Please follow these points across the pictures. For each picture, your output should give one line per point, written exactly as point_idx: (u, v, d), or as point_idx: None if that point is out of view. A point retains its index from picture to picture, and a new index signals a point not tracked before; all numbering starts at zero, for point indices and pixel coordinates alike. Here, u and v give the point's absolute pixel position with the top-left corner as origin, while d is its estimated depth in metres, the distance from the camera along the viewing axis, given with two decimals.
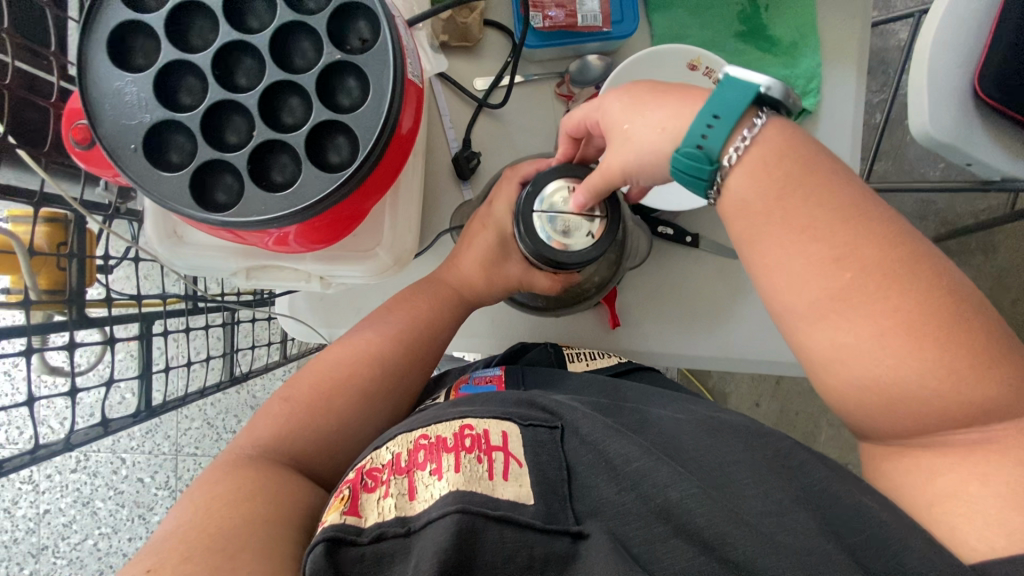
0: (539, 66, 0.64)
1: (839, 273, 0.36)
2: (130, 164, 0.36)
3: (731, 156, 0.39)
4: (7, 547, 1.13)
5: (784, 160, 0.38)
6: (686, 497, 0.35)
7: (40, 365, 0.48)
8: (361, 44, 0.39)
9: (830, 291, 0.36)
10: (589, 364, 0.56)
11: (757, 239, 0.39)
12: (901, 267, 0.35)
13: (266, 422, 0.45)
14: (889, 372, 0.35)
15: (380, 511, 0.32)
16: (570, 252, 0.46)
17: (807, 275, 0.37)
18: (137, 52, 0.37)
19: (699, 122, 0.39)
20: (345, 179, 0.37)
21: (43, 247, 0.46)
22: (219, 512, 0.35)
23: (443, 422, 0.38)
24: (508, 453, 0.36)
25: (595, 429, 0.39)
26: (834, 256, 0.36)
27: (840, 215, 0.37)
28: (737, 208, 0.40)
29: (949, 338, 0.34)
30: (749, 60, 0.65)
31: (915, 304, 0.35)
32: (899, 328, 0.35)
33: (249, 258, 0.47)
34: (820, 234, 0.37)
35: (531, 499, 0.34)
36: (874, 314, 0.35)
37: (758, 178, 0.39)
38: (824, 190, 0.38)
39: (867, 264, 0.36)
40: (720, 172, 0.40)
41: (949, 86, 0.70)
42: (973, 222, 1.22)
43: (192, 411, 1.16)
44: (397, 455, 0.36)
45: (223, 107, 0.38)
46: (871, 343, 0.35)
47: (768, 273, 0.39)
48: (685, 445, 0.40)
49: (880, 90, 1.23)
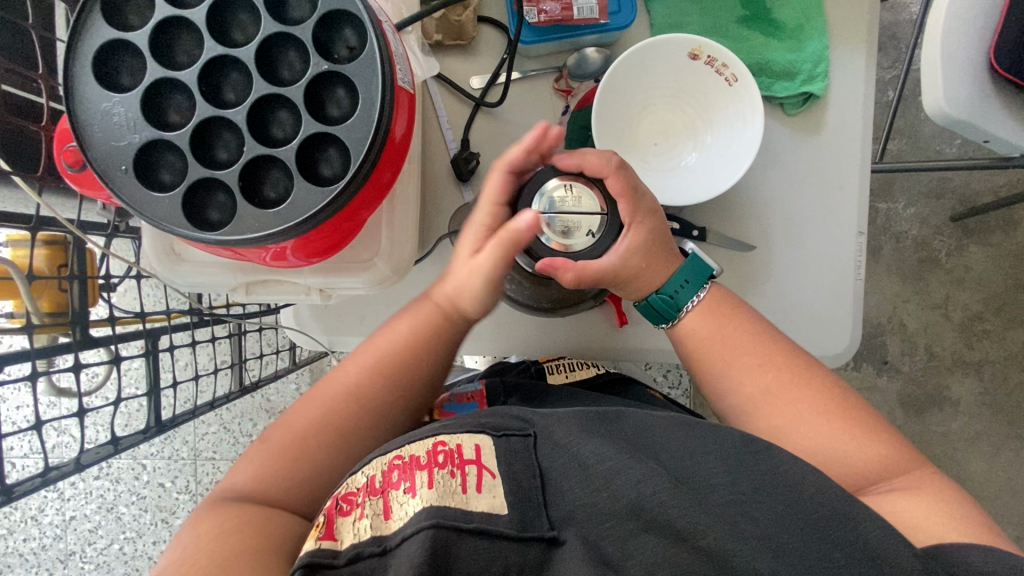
0: (537, 61, 0.62)
1: (766, 373, 0.47)
2: (122, 186, 0.36)
3: (691, 305, 0.50)
4: (36, 554, 1.15)
5: (721, 306, 0.50)
6: (659, 491, 0.36)
7: (47, 387, 0.50)
8: (348, 53, 0.38)
9: (762, 389, 0.47)
10: (570, 375, 0.61)
11: (705, 358, 0.50)
12: (802, 364, 0.48)
13: (259, 453, 0.44)
14: (817, 449, 0.44)
15: (355, 532, 0.32)
16: (572, 252, 0.46)
17: (743, 378, 0.48)
18: (122, 72, 0.37)
19: (675, 280, 0.49)
20: (336, 194, 0.36)
21: (43, 270, 0.47)
22: (213, 551, 0.36)
23: (417, 441, 0.38)
24: (481, 465, 0.35)
25: (569, 433, 0.39)
26: (758, 359, 0.48)
27: (759, 335, 0.49)
28: (689, 337, 0.51)
29: (853, 417, 0.45)
30: (753, 46, 0.63)
31: (823, 393, 0.46)
32: (823, 411, 0.45)
33: (247, 274, 0.47)
34: (748, 348, 0.49)
35: (506, 509, 0.34)
36: (800, 404, 0.46)
37: (704, 317, 0.50)
38: (746, 318, 0.50)
39: (784, 366, 0.47)
40: (680, 316, 0.51)
41: (964, 62, 0.67)
42: (992, 199, 1.18)
43: (209, 417, 1.17)
44: (371, 478, 0.36)
45: (212, 124, 0.38)
46: (810, 425, 0.45)
47: (715, 383, 0.49)
48: (655, 436, 0.41)
49: (892, 65, 1.19)
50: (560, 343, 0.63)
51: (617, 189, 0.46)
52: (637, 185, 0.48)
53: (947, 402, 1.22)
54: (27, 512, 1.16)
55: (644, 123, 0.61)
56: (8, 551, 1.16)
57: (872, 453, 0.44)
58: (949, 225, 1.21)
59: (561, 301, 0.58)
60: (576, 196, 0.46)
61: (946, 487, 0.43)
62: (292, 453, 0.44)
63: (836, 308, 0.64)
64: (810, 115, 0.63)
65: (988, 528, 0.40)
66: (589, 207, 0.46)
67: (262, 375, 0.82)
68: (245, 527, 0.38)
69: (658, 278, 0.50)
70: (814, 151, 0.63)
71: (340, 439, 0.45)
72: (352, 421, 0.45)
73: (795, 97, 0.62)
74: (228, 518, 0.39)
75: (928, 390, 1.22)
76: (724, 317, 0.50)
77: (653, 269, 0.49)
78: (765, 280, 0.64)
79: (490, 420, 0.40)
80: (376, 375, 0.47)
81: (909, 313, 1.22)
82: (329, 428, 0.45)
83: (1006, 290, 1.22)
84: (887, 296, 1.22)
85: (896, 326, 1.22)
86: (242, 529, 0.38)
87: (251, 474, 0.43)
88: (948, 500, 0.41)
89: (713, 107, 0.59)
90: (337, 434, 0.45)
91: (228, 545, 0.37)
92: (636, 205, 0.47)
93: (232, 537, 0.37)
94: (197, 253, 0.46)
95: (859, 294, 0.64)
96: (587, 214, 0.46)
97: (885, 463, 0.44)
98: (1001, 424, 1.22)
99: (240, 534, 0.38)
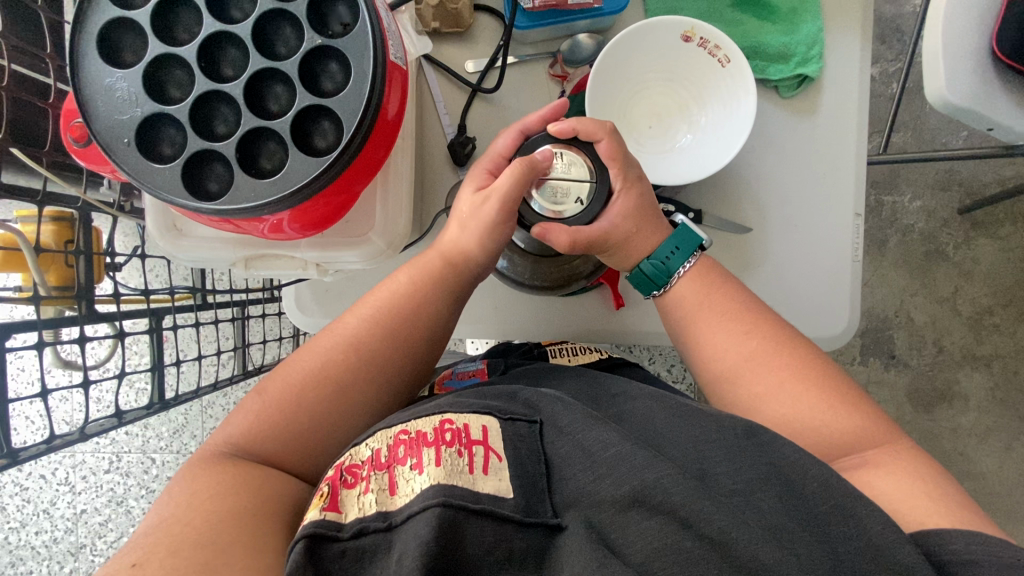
0: (532, 47, 0.63)
1: (750, 341, 0.48)
2: (124, 158, 0.37)
3: (681, 271, 0.51)
4: (47, 547, 1.17)
5: (710, 276, 0.51)
6: (663, 478, 0.34)
7: (54, 359, 0.52)
8: (342, 29, 0.39)
9: (744, 355, 0.47)
10: (572, 358, 0.59)
11: (692, 323, 0.51)
12: (788, 336, 0.48)
13: (246, 412, 0.45)
14: (792, 416, 0.44)
15: (360, 507, 0.32)
16: (563, 219, 0.49)
17: (727, 345, 0.48)
18: (126, 49, 0.38)
19: (665, 248, 0.51)
20: (330, 164, 0.38)
21: (51, 245, 0.49)
22: (199, 508, 0.37)
23: (422, 418, 0.38)
24: (488, 447, 0.36)
25: (574, 420, 0.38)
26: (744, 328, 0.48)
27: (745, 306, 0.50)
28: (676, 302, 0.52)
29: (833, 388, 0.45)
30: (747, 30, 0.63)
31: (803, 362, 0.46)
32: (803, 381, 0.45)
33: (247, 248, 0.48)
34: (733, 316, 0.49)
35: (511, 493, 0.34)
36: (782, 372, 0.46)
37: (695, 281, 0.51)
38: (733, 290, 0.51)
39: (767, 335, 0.48)
40: (671, 280, 0.52)
41: (964, 46, 0.67)
42: (999, 190, 1.17)
43: (216, 411, 1.18)
44: (376, 452, 0.36)
45: (210, 98, 0.39)
46: (788, 391, 0.45)
47: (699, 348, 0.50)
48: (657, 427, 0.40)
49: (895, 58, 1.18)
50: (558, 323, 0.63)
51: (607, 154, 0.49)
52: (626, 150, 0.50)
53: (956, 397, 1.20)
54: (39, 505, 1.18)
55: (638, 105, 0.61)
56: (22, 544, 1.18)
57: (851, 425, 0.43)
58: (956, 218, 1.20)
59: (558, 280, 0.59)
60: (565, 164, 0.49)
61: (933, 462, 0.42)
62: (278, 411, 0.44)
63: (833, 290, 0.64)
64: (805, 98, 0.64)
65: (975, 502, 0.40)
66: (578, 175, 0.49)
67: (267, 362, 0.83)
68: (233, 485, 0.39)
69: (649, 244, 0.51)
70: (810, 134, 0.64)
71: (326, 397, 0.45)
72: (345, 378, 0.46)
73: (790, 80, 0.63)
74: (214, 476, 0.39)
75: (936, 385, 1.21)
76: (711, 287, 0.51)
77: (643, 235, 0.51)
78: (760, 263, 0.64)
79: (496, 404, 0.40)
80: (360, 336, 0.48)
81: (916, 307, 1.21)
82: (312, 386, 0.45)
83: (1016, 283, 1.20)
84: (893, 290, 1.21)
85: (903, 321, 1.21)
86: (230, 487, 0.38)
87: (237, 432, 0.44)
88: (933, 474, 0.41)
89: (708, 89, 0.59)
90: (322, 392, 0.45)
91: (214, 502, 0.37)
92: (625, 169, 0.50)
93: (220, 494, 0.38)
94: (197, 229, 0.48)
95: (858, 277, 0.64)
96: (575, 181, 0.49)
97: (864, 434, 0.43)
98: (1012, 421, 1.20)
99: (229, 492, 0.38)
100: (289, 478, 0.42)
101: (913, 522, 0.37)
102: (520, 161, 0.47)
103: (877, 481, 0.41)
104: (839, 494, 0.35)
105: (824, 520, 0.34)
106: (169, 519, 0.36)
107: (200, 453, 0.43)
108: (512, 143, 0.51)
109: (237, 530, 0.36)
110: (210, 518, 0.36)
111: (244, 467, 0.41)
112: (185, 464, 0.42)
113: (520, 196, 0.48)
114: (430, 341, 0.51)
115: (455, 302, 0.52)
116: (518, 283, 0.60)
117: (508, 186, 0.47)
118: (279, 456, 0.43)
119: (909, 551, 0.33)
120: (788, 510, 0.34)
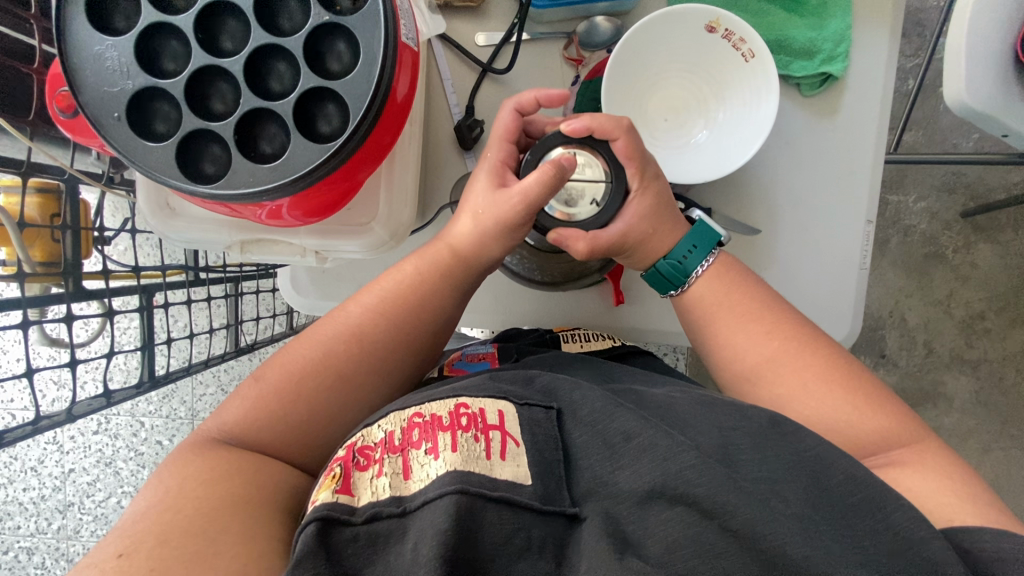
0: (548, 26, 0.60)
1: (770, 342, 0.47)
2: (115, 134, 0.35)
3: (699, 270, 0.50)
4: (35, 504, 1.17)
5: (727, 276, 0.50)
6: (686, 468, 0.34)
7: (41, 337, 0.53)
8: (351, 5, 0.37)
9: (766, 358, 0.47)
10: (585, 345, 0.55)
11: (713, 324, 0.50)
12: (810, 335, 0.47)
13: (240, 399, 0.44)
14: (816, 419, 0.44)
15: (373, 490, 0.31)
16: (576, 222, 0.48)
17: (748, 346, 0.48)
18: (117, 15, 0.35)
19: (682, 246, 0.50)
20: (333, 153, 0.36)
21: (36, 218, 0.47)
22: (189, 495, 0.36)
23: (437, 400, 0.37)
24: (505, 432, 0.35)
25: (594, 409, 0.37)
26: (764, 328, 0.48)
27: (767, 305, 0.49)
28: (694, 302, 0.51)
29: (857, 388, 0.44)
30: (773, 22, 0.61)
31: (827, 364, 0.45)
32: (826, 381, 0.44)
33: (242, 232, 0.47)
34: (754, 315, 0.48)
35: (529, 480, 0.33)
36: (803, 372, 0.45)
37: (713, 282, 0.50)
38: (753, 290, 0.50)
39: (789, 336, 0.47)
40: (688, 282, 0.51)
41: (991, 49, 0.64)
42: (1005, 195, 1.16)
43: (206, 377, 1.18)
44: (390, 434, 0.35)
45: (208, 74, 0.36)
46: (811, 391, 0.44)
47: (720, 347, 0.49)
48: (679, 414, 0.39)
49: (915, 53, 1.15)
50: (562, 319, 0.62)
51: (623, 152, 0.47)
52: (644, 149, 0.49)
53: (941, 398, 1.22)
54: (27, 463, 1.18)
55: (656, 97, 0.59)
56: (9, 499, 1.18)
57: (875, 425, 0.43)
58: (959, 221, 1.19)
59: (568, 275, 0.59)
60: (581, 165, 0.48)
61: (957, 460, 0.42)
62: (277, 399, 0.43)
63: (840, 295, 0.63)
64: (826, 97, 0.62)
65: (996, 498, 0.40)
66: (594, 176, 0.48)
67: (258, 338, 0.83)
68: (226, 472, 0.38)
69: (667, 244, 0.50)
70: (828, 135, 0.62)
71: (325, 386, 0.44)
72: (348, 370, 0.45)
73: (813, 78, 0.61)
74: (206, 462, 0.38)
75: (923, 386, 1.22)
76: (730, 285, 0.50)
77: (661, 235, 0.50)
78: (769, 264, 0.63)
79: (511, 388, 0.39)
80: (364, 328, 0.47)
81: (911, 308, 1.21)
82: (312, 374, 0.44)
83: (1013, 287, 1.20)
84: (890, 290, 1.21)
85: (897, 321, 1.21)
86: (223, 474, 0.37)
87: (230, 419, 0.42)
88: (959, 471, 0.41)
89: (729, 83, 0.57)
90: (320, 381, 0.44)
91: (206, 489, 0.36)
92: (643, 168, 0.48)
93: (212, 481, 0.37)
94: (189, 209, 0.46)
95: (864, 285, 0.63)
96: (591, 183, 0.48)
97: (887, 433, 0.43)
98: (996, 422, 1.22)
99: (221, 478, 0.37)
100: (287, 468, 0.41)
101: (943, 517, 0.37)
102: (549, 164, 0.45)
103: (905, 478, 0.40)
104: (865, 486, 0.35)
105: (846, 521, 0.34)
106: (157, 506, 0.35)
107: (191, 437, 0.42)
108: (511, 124, 0.50)
109: (229, 517, 0.35)
110: (202, 505, 0.35)
111: (237, 456, 0.39)
112: (175, 447, 0.41)
113: (546, 199, 0.47)
114: (433, 332, 0.50)
115: (460, 297, 0.51)
116: (517, 275, 0.59)
117: (536, 189, 0.45)
118: (277, 447, 0.42)
119: (942, 549, 0.33)
120: (812, 502, 0.34)
